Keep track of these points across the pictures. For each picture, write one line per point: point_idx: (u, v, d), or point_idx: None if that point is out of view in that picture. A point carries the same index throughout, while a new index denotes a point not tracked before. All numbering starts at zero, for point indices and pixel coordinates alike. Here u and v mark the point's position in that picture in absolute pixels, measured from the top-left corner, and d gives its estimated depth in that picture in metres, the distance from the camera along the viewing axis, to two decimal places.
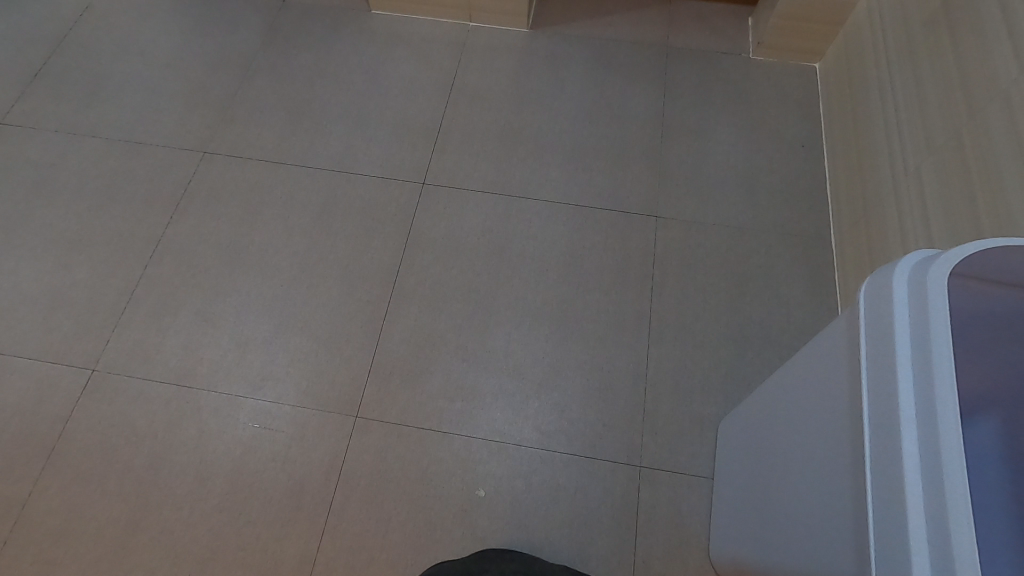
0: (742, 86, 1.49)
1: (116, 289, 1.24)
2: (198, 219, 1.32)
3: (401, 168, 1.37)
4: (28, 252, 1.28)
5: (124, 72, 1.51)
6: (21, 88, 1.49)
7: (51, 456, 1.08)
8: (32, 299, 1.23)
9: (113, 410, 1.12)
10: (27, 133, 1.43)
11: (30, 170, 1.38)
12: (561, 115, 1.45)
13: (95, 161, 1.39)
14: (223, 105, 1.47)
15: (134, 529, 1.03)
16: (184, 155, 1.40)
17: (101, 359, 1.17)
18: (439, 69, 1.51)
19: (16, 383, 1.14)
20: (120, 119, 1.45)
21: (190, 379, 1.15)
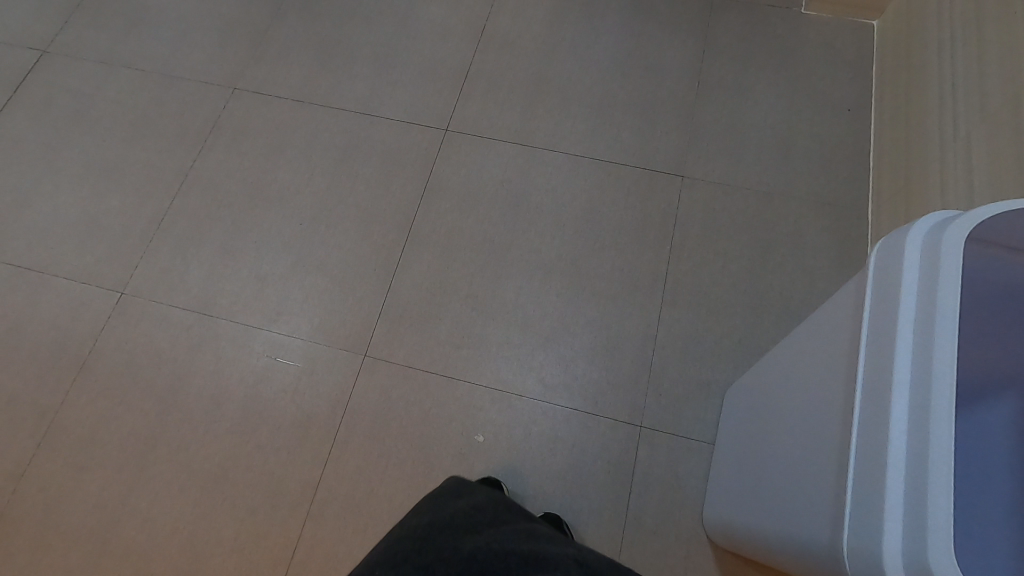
0: (790, 43, 1.40)
1: (145, 218, 1.28)
2: (224, 154, 1.34)
3: (424, 113, 1.35)
4: (66, 177, 1.34)
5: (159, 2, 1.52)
6: (64, 15, 1.52)
7: (81, 370, 1.15)
8: (67, 222, 1.29)
9: (140, 332, 1.18)
10: (68, 61, 1.46)
11: (70, 98, 1.42)
12: (593, 66, 1.39)
13: (130, 92, 1.42)
14: (253, 41, 1.47)
15: (154, 443, 1.10)
16: (215, 89, 1.41)
17: (129, 283, 1.22)
18: (470, 13, 1.47)
19: (52, 300, 1.21)
20: (155, 50, 1.47)
21: (211, 308, 1.19)
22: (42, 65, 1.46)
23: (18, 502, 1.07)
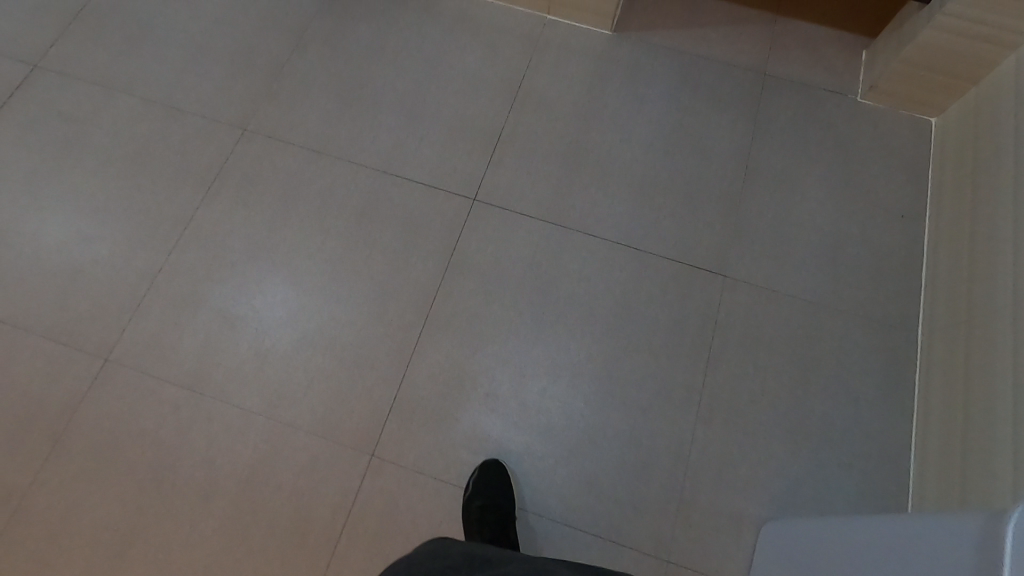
0: (845, 134, 1.31)
1: (136, 273, 1.16)
2: (228, 204, 1.22)
3: (451, 178, 1.25)
4: (50, 216, 1.21)
5: (165, 21, 1.39)
6: (61, 27, 1.38)
7: (53, 448, 1.04)
8: (48, 269, 1.16)
9: (122, 407, 1.06)
10: (61, 80, 1.33)
11: (60, 123, 1.29)
12: (635, 140, 1.29)
13: (128, 122, 1.29)
14: (268, 76, 1.34)
15: (131, 541, 0.99)
16: (223, 128, 1.29)
17: (114, 348, 1.10)
18: (506, 66, 1.36)
19: (26, 362, 1.09)
20: (159, 76, 1.34)
21: (203, 385, 1.08)
22: (31, 81, 1.33)
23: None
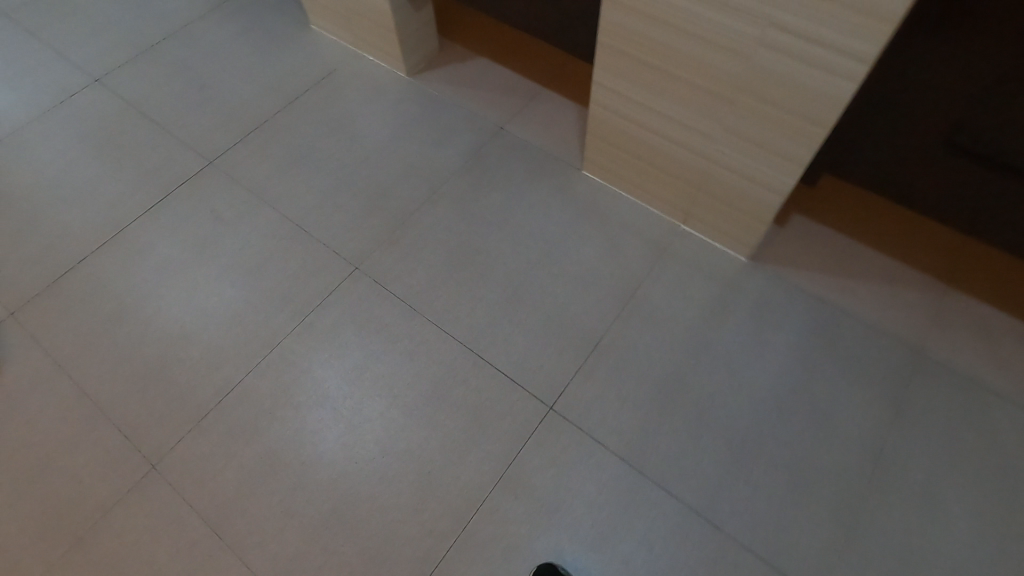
0: (1023, 460, 1.05)
1: (212, 385, 1.20)
2: (315, 340, 1.24)
3: (533, 375, 1.17)
4: (165, 306, 1.30)
5: (325, 149, 1.52)
6: (243, 135, 1.57)
7: (73, 546, 1.04)
8: (144, 358, 1.24)
9: (146, 525, 1.06)
10: (226, 183, 1.48)
11: (208, 221, 1.42)
12: (747, 390, 1.14)
13: (262, 234, 1.39)
14: (394, 220, 1.39)
15: None
16: (338, 261, 1.34)
17: (164, 458, 1.12)
18: (624, 267, 1.29)
19: (90, 446, 1.14)
20: (303, 197, 1.45)
21: (224, 527, 1.05)
22: (201, 176, 1.50)
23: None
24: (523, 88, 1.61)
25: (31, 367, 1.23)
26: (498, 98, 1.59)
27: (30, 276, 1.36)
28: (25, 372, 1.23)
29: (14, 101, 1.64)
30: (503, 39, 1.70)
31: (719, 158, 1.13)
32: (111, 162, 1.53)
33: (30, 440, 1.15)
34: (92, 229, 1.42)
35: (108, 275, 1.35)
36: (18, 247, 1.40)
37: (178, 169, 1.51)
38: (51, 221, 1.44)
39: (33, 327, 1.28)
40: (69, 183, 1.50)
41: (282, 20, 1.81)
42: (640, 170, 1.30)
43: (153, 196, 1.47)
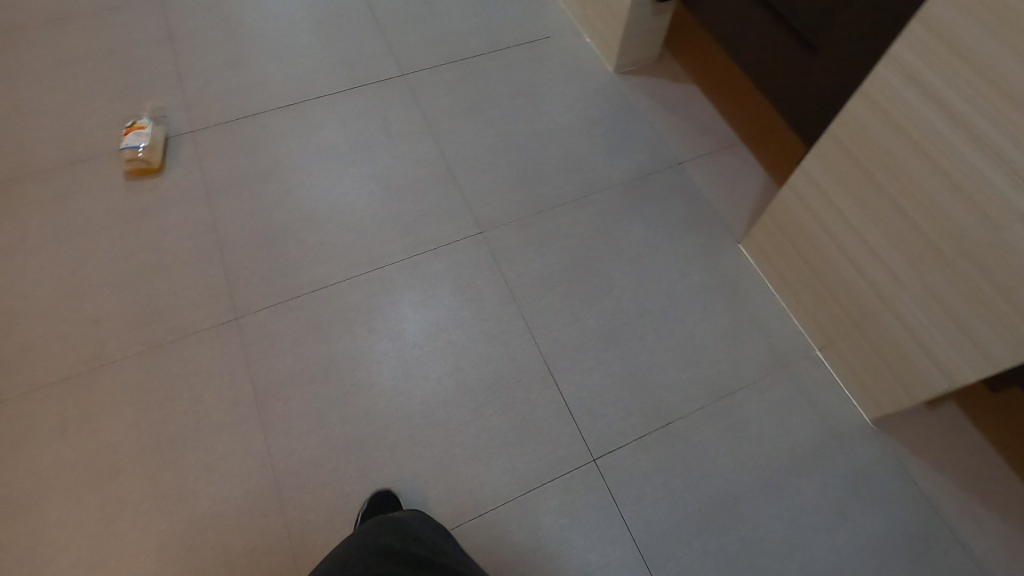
0: None
1: (312, 274, 1.26)
2: (415, 280, 1.26)
3: (592, 418, 1.12)
4: (308, 185, 1.38)
5: (506, 109, 1.52)
6: (442, 63, 1.60)
7: (147, 350, 1.15)
8: (272, 222, 1.32)
9: (207, 365, 1.14)
10: (407, 99, 1.53)
11: (377, 128, 1.48)
12: (800, 555, 1.02)
13: (416, 160, 1.43)
14: (535, 205, 1.37)
15: (110, 473, 1.04)
16: (468, 218, 1.35)
17: (246, 316, 1.20)
18: (735, 361, 1.19)
19: (197, 274, 1.25)
20: (466, 143, 1.46)
21: (264, 402, 1.11)
22: (390, 85, 1.55)
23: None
24: (718, 135, 1.51)
25: (185, 185, 1.36)
26: (689, 134, 1.51)
27: (218, 108, 1.49)
28: (178, 188, 1.36)
29: None
30: (723, 75, 1.60)
31: (896, 306, 0.99)
32: (323, 36, 1.63)
33: (158, 247, 1.28)
34: (283, 90, 1.53)
35: (276, 136, 1.45)
36: (221, 79, 1.54)
37: (374, 70, 1.58)
38: (254, 68, 1.56)
39: (202, 151, 1.41)
40: (283, 41, 1.61)
41: None
42: (800, 273, 1.18)
43: (342, 84, 1.55)
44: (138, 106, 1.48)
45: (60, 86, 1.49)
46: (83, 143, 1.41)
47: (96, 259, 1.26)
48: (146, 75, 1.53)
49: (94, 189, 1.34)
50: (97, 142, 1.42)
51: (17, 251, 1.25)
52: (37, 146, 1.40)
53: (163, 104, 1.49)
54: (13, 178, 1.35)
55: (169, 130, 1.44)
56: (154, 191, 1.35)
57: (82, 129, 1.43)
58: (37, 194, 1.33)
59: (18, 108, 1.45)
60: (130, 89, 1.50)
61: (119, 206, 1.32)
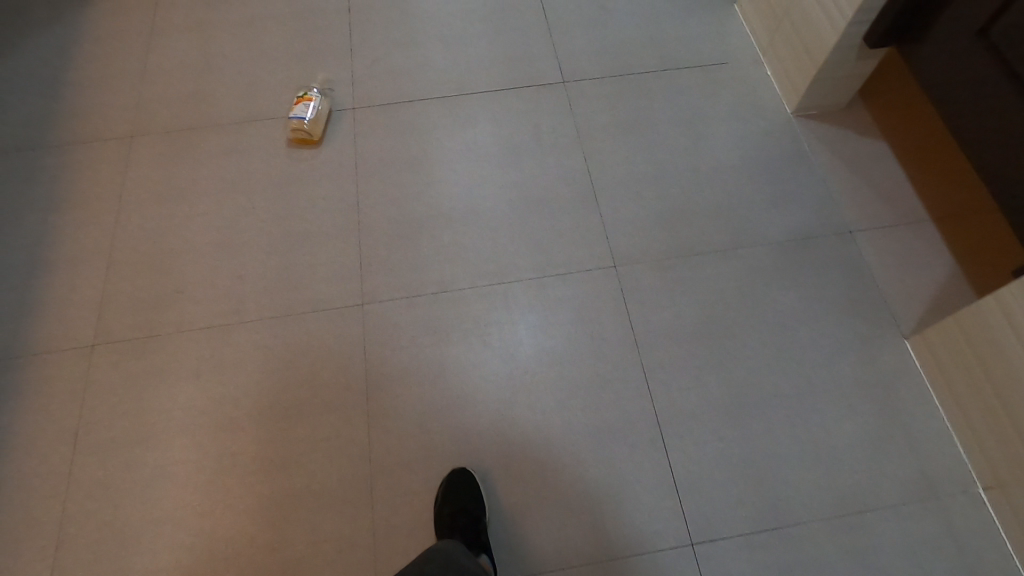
0: None
1: (439, 273, 1.25)
2: (537, 301, 1.22)
3: (696, 497, 1.05)
4: (450, 181, 1.37)
5: (665, 136, 1.42)
6: (606, 74, 1.52)
7: (279, 317, 1.21)
8: (410, 211, 1.33)
9: (328, 344, 1.18)
10: (563, 108, 1.47)
11: (527, 133, 1.44)
12: None
13: (561, 175, 1.38)
14: (678, 247, 1.28)
15: (229, 426, 1.11)
16: (604, 247, 1.28)
17: (371, 303, 1.22)
18: (871, 476, 1.07)
19: (334, 251, 1.29)
20: (616, 166, 1.39)
21: (373, 393, 1.13)
22: (548, 90, 1.50)
23: (149, 347, 1.18)
24: (903, 206, 1.33)
25: (339, 161, 1.41)
26: (868, 199, 1.34)
27: (381, 88, 1.52)
28: (332, 163, 1.41)
29: None
30: (925, 137, 1.40)
31: None
32: (491, 27, 1.60)
33: (304, 217, 1.33)
34: (443, 79, 1.53)
35: (429, 126, 1.45)
36: (388, 58, 1.57)
37: (535, 70, 1.54)
38: (421, 53, 1.57)
39: (359, 129, 1.45)
40: (453, 29, 1.61)
41: None
42: (981, 399, 1.02)
43: (501, 80, 1.52)
44: (310, 74, 1.55)
45: (247, 45, 1.60)
46: (257, 104, 1.50)
47: (250, 218, 1.33)
48: (322, 44, 1.59)
49: (259, 151, 1.42)
50: (269, 105, 1.50)
51: (186, 198, 1.36)
52: (219, 101, 1.51)
53: (331, 76, 1.54)
54: (194, 128, 1.46)
55: (333, 104, 1.49)
56: (311, 162, 1.41)
57: (259, 90, 1.52)
58: (211, 146, 1.43)
59: (209, 62, 1.57)
60: (305, 56, 1.57)
61: (277, 171, 1.39)
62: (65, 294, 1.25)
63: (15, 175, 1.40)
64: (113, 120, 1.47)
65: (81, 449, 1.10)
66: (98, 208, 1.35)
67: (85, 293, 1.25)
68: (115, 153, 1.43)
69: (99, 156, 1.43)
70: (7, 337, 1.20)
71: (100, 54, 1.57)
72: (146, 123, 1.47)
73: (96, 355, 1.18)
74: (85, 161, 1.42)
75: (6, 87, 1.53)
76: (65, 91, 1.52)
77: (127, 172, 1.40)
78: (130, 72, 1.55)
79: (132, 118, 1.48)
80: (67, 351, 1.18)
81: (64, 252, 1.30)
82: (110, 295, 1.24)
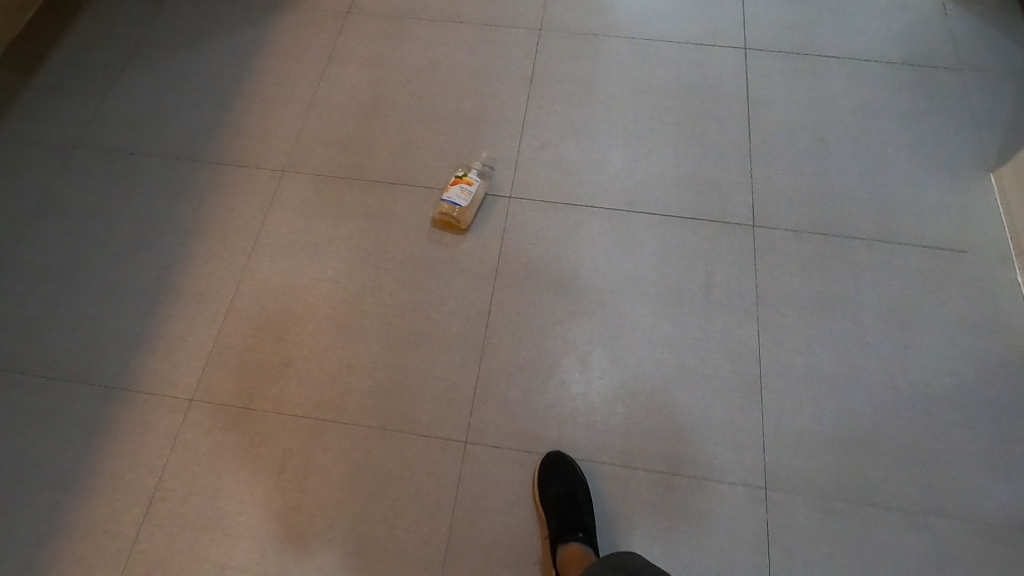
0: None
1: (556, 431, 1.10)
2: (660, 504, 1.04)
3: None
4: (593, 316, 1.20)
5: (862, 330, 1.17)
6: (804, 229, 1.28)
7: (375, 428, 1.11)
8: (541, 341, 1.18)
9: (418, 479, 1.06)
10: (745, 260, 1.25)
11: (696, 280, 1.23)
12: None
13: (724, 346, 1.17)
14: (847, 486, 1.04)
15: (295, 542, 1.03)
16: (757, 458, 1.07)
17: (474, 444, 1.09)
18: None
19: (449, 365, 1.16)
20: (792, 352, 1.16)
21: (451, 557, 1.01)
22: (731, 230, 1.29)
23: (242, 420, 1.12)
24: None
25: (480, 256, 1.27)
26: None
27: (544, 179, 1.37)
28: (472, 257, 1.27)
29: (671, 14, 1.61)
30: None
31: None
32: (682, 136, 1.42)
33: (429, 313, 1.22)
34: (615, 187, 1.36)
35: (586, 240, 1.29)
36: (560, 144, 1.41)
37: (722, 201, 1.33)
38: (596, 149, 1.41)
39: (510, 224, 1.31)
40: (638, 129, 1.43)
41: (966, 137, 1.38)
42: None
43: (679, 205, 1.33)
44: (473, 143, 1.42)
45: (419, 94, 1.50)
46: (412, 164, 1.40)
47: (373, 300, 1.23)
48: (495, 112, 1.47)
49: (401, 222, 1.32)
50: (424, 169, 1.39)
51: (318, 257, 1.29)
52: (375, 151, 1.42)
53: (496, 150, 1.41)
54: (344, 177, 1.39)
55: (490, 186, 1.35)
56: (450, 250, 1.28)
57: (417, 149, 1.42)
58: (355, 202, 1.35)
59: (377, 103, 1.49)
60: (475, 122, 1.45)
61: (414, 251, 1.28)
62: (181, 332, 1.22)
63: (170, 186, 1.39)
64: (271, 149, 1.44)
65: (152, 516, 1.06)
66: (234, 243, 1.31)
67: (199, 337, 1.21)
68: (263, 186, 1.38)
69: (248, 184, 1.39)
70: (117, 365, 1.19)
71: (278, 73, 1.55)
72: (300, 158, 1.42)
73: (192, 412, 1.14)
74: (234, 187, 1.38)
75: (186, 88, 1.54)
76: (236, 104, 1.51)
77: (269, 211, 1.35)
78: (299, 100, 1.51)
79: (288, 151, 1.43)
80: (167, 398, 1.15)
81: (191, 284, 1.27)
82: (220, 347, 1.20)
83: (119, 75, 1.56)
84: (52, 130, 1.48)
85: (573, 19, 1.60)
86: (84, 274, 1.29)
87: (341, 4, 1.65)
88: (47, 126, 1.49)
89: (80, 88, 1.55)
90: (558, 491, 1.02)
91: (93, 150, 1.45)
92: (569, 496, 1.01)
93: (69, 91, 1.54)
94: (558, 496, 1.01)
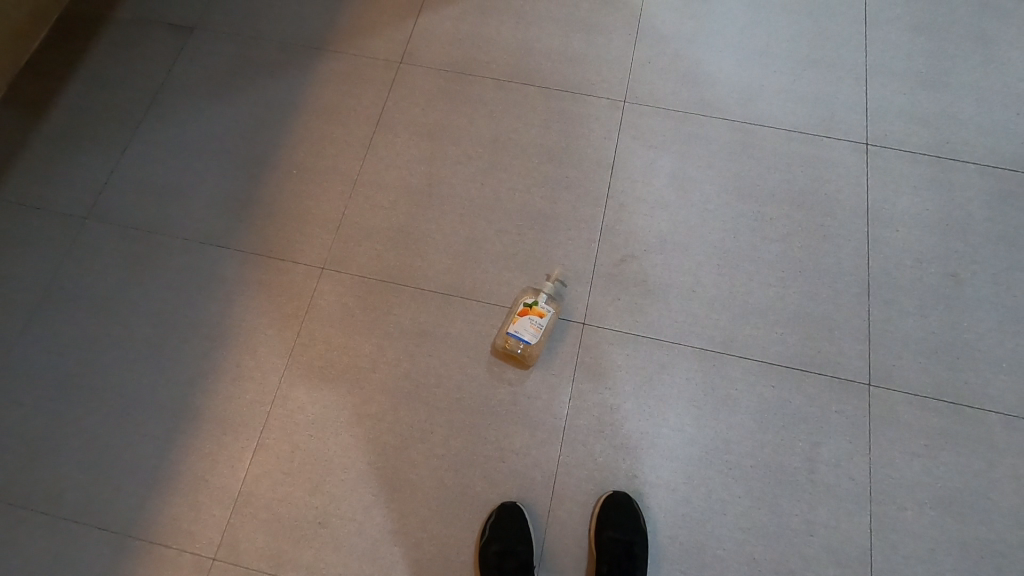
0: None
1: None
2: None
3: None
4: (677, 490, 1.05)
5: (989, 535, 1.02)
6: (928, 394, 1.10)
7: None
8: None
9: None
10: (856, 431, 1.08)
11: (797, 453, 1.07)
12: None
13: (828, 543, 1.02)
14: None
15: None
16: None
17: None
18: None
19: None
20: (906, 558, 1.01)
21: None
22: (842, 391, 1.11)
23: None
24: None
25: (547, 400, 1.10)
26: None
27: (625, 303, 1.17)
28: (539, 401, 1.10)
29: (779, 92, 1.36)
30: None
31: None
32: (787, 257, 1.21)
33: (487, 472, 1.06)
34: (708, 320, 1.16)
35: (670, 389, 1.11)
36: (645, 257, 1.21)
37: (832, 350, 1.14)
38: (686, 266, 1.21)
39: (584, 361, 1.13)
40: (738, 243, 1.22)
41: None
42: None
43: (782, 351, 1.14)
44: (543, 249, 1.22)
45: (481, 177, 1.29)
46: (472, 271, 1.20)
47: (423, 447, 1.08)
48: (569, 207, 1.26)
49: (457, 348, 1.14)
50: (485, 280, 1.20)
51: (360, 384, 1.12)
52: (429, 250, 1.23)
53: (570, 261, 1.21)
54: (391, 282, 1.20)
55: (562, 309, 1.17)
56: (514, 390, 1.11)
57: (478, 251, 1.22)
58: (405, 317, 1.17)
59: (433, 187, 1.28)
60: (546, 220, 1.25)
61: (472, 389, 1.11)
62: (204, 472, 1.07)
63: (192, 278, 1.21)
64: (309, 237, 1.24)
65: None
66: (265, 359, 1.14)
67: (223, 478, 1.06)
68: (300, 286, 1.20)
69: (283, 282, 1.20)
70: (131, 507, 1.05)
71: (319, 137, 1.34)
72: (343, 253, 1.23)
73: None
74: (266, 286, 1.20)
75: (212, 148, 1.33)
76: (270, 175, 1.30)
77: (306, 320, 1.17)
78: (342, 175, 1.30)
79: (328, 241, 1.24)
80: (186, 555, 1.02)
81: (215, 409, 1.11)
82: (246, 494, 1.05)
83: (136, 126, 1.35)
84: (60, 193, 1.29)
85: (663, 92, 1.36)
86: (94, 385, 1.13)
87: (394, 51, 1.42)
88: (54, 188, 1.29)
89: (91, 138, 1.34)
90: (615, 535, 0.99)
91: (106, 224, 1.26)
92: (625, 544, 0.99)
93: (80, 143, 1.33)
94: (614, 540, 0.99)
